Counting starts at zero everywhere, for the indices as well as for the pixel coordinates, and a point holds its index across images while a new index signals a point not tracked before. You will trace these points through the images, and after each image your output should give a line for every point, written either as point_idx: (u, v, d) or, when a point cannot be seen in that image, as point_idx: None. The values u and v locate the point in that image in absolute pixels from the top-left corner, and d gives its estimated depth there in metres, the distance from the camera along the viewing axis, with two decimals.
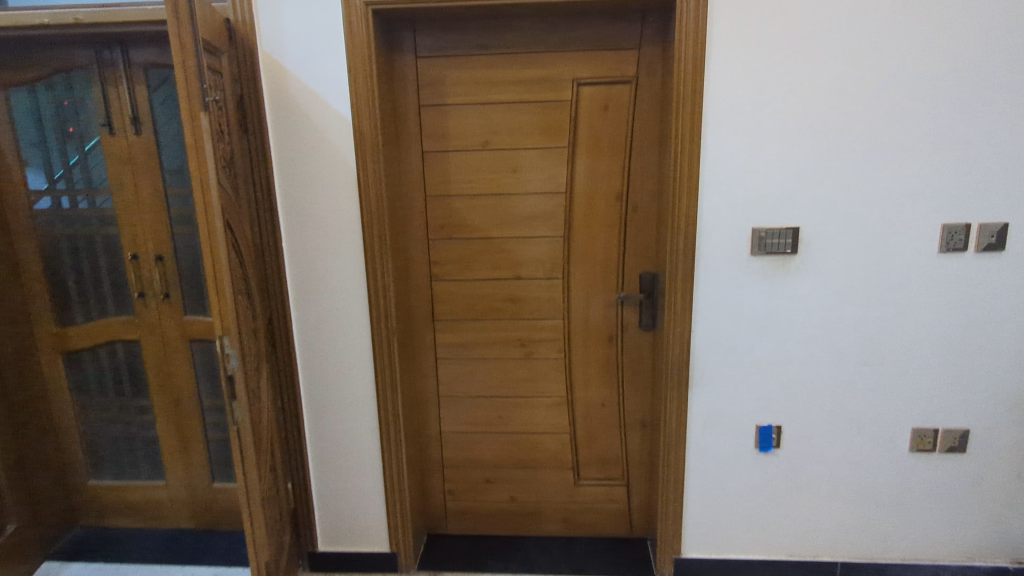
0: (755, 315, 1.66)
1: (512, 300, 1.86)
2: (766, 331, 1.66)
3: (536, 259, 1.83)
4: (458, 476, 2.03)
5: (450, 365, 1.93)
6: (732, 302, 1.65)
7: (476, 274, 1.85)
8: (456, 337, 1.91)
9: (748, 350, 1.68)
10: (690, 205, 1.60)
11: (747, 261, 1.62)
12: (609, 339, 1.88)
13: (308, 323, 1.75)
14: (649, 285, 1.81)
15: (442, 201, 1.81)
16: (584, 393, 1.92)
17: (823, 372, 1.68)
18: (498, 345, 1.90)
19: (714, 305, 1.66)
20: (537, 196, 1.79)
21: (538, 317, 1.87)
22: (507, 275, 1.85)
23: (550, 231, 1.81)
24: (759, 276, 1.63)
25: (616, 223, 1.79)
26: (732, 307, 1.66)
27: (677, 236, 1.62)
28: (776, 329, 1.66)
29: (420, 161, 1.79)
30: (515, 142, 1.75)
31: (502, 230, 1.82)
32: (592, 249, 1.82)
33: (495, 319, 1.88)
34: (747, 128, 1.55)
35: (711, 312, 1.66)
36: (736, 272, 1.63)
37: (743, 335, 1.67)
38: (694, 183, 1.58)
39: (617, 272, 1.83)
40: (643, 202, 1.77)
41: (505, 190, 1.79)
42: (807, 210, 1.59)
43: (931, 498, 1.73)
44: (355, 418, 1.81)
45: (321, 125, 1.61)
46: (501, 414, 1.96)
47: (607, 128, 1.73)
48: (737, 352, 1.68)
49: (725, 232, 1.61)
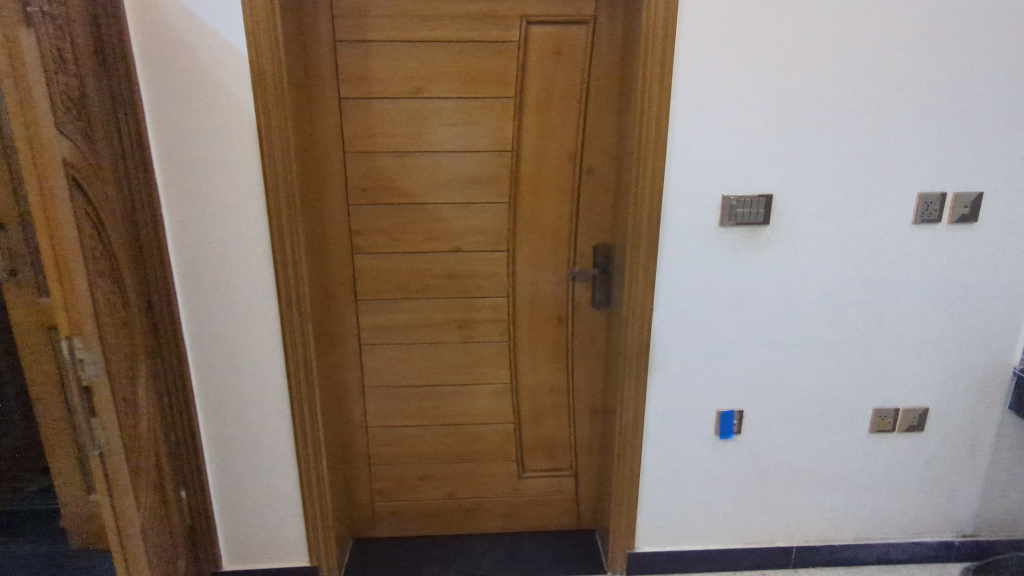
0: (721, 292, 1.50)
1: (450, 276, 1.62)
2: (731, 310, 1.52)
3: (477, 229, 1.59)
4: (388, 475, 1.79)
5: (377, 351, 1.67)
6: (698, 278, 1.49)
7: (407, 246, 1.59)
8: (384, 319, 1.65)
9: (712, 330, 1.53)
10: (656, 169, 1.39)
11: (716, 233, 1.45)
12: (558, 318, 1.68)
13: (200, 309, 1.44)
14: (604, 258, 1.62)
15: (365, 159, 1.52)
16: (530, 378, 1.73)
17: (788, 352, 1.56)
18: (432, 327, 1.66)
19: (678, 281, 1.49)
20: (478, 156, 1.53)
21: (479, 296, 1.64)
22: (444, 248, 1.59)
23: (493, 197, 1.56)
24: (727, 250, 1.47)
25: (569, 188, 1.58)
26: (697, 284, 1.49)
27: (641, 206, 1.42)
28: (743, 307, 1.52)
29: (336, 110, 1.48)
30: (452, 90, 1.48)
31: (438, 195, 1.55)
32: (541, 218, 1.59)
33: (430, 298, 1.63)
34: (723, 81, 1.36)
35: (674, 290, 1.50)
36: (703, 245, 1.46)
37: (708, 315, 1.52)
38: (662, 146, 1.38)
39: (568, 243, 1.62)
40: (599, 164, 1.56)
41: (440, 148, 1.52)
42: (782, 176, 1.43)
43: (887, 477, 1.67)
44: (264, 418, 1.53)
45: (207, 61, 1.28)
46: (436, 405, 1.73)
47: (560, 77, 1.49)
48: (700, 333, 1.53)
49: (694, 201, 1.43)
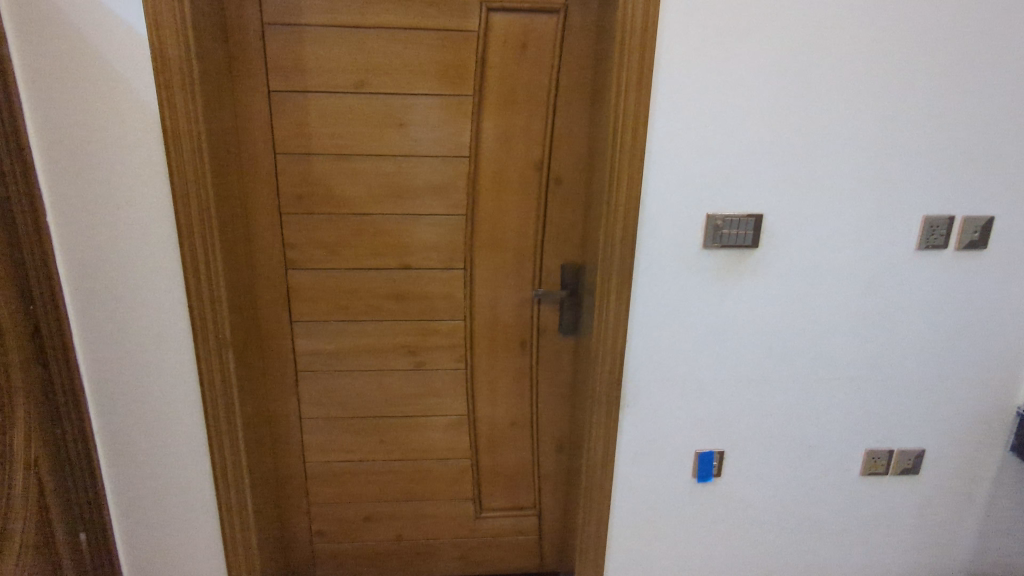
0: (702, 322, 1.34)
1: (399, 296, 1.43)
2: (713, 342, 1.35)
3: (429, 245, 1.40)
4: (328, 514, 1.60)
5: (316, 379, 1.48)
6: (677, 307, 1.32)
7: (350, 262, 1.39)
8: (322, 343, 1.45)
9: (693, 364, 1.37)
10: (632, 182, 1.21)
11: (698, 256, 1.28)
12: (521, 343, 1.50)
13: (99, 335, 1.23)
14: (572, 278, 1.44)
15: (300, 162, 1.32)
16: (489, 409, 1.55)
17: (775, 388, 1.40)
18: (379, 353, 1.47)
19: (654, 310, 1.32)
20: (431, 161, 1.34)
21: (431, 318, 1.45)
22: (392, 265, 1.40)
23: (448, 208, 1.38)
24: (711, 275, 1.30)
25: (534, 200, 1.39)
26: (676, 312, 1.32)
27: (615, 224, 1.24)
28: (726, 338, 1.35)
29: (266, 104, 1.28)
30: (401, 85, 1.29)
31: (384, 205, 1.36)
32: (502, 232, 1.41)
33: (376, 320, 1.44)
34: (710, 84, 1.18)
35: (650, 319, 1.32)
36: (684, 270, 1.29)
37: (687, 347, 1.35)
38: (639, 156, 1.20)
39: (533, 262, 1.44)
40: (568, 174, 1.38)
41: (387, 151, 1.33)
42: (774, 193, 1.26)
43: (878, 523, 1.53)
44: (178, 458, 1.34)
45: (101, 45, 1.07)
46: (383, 438, 1.54)
47: (525, 74, 1.30)
48: (678, 366, 1.37)
49: (675, 220, 1.26)
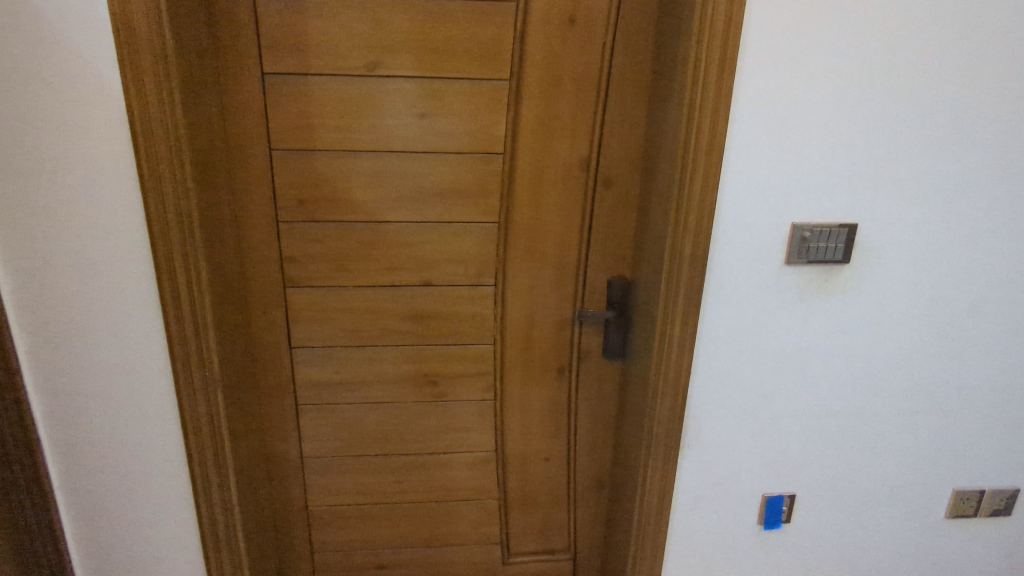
0: (778, 349, 1.14)
1: (418, 317, 1.22)
2: (790, 372, 1.16)
3: (455, 258, 1.18)
4: (335, 564, 1.39)
5: (321, 413, 1.27)
6: (752, 332, 1.12)
7: (361, 278, 1.18)
8: (329, 372, 1.24)
9: (765, 396, 1.17)
10: (708, 188, 1.00)
11: (779, 274, 1.08)
12: (559, 369, 1.30)
13: (57, 375, 1.00)
14: (620, 295, 1.24)
15: (302, 161, 1.10)
16: (521, 444, 1.34)
17: (857, 423, 1.21)
18: (394, 383, 1.26)
19: (724, 336, 1.12)
20: (458, 160, 1.13)
21: (456, 343, 1.24)
22: (410, 281, 1.19)
23: (478, 216, 1.16)
24: (793, 296, 1.10)
25: (578, 205, 1.19)
26: (751, 339, 1.12)
27: (684, 239, 1.03)
28: (806, 368, 1.16)
29: (260, 91, 1.05)
30: (424, 68, 1.07)
31: (402, 211, 1.14)
32: (539, 243, 1.20)
33: (391, 346, 1.23)
34: (805, 69, 0.97)
35: (719, 347, 1.12)
36: (762, 290, 1.09)
37: (760, 378, 1.16)
38: (717, 157, 0.99)
39: (575, 276, 1.24)
40: (620, 175, 1.17)
41: (406, 148, 1.11)
42: (872, 200, 1.06)
43: (961, 569, 1.35)
44: (158, 516, 1.11)
45: (52, 19, 0.84)
46: (399, 478, 1.34)
47: (572, 56, 1.09)
48: (748, 401, 1.17)
49: (755, 232, 1.05)
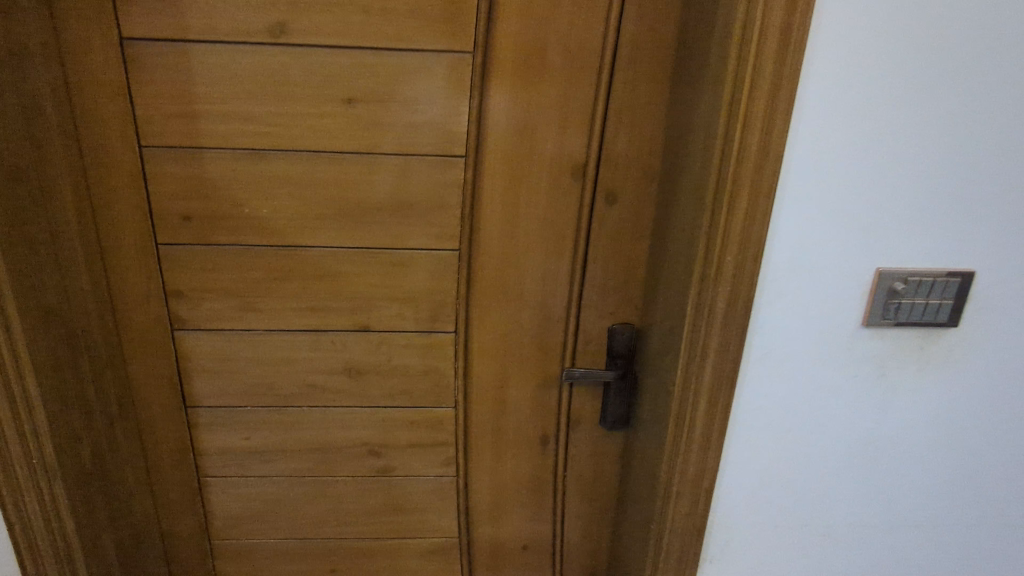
0: (847, 444, 0.80)
1: (353, 371, 0.92)
2: (863, 475, 0.82)
3: (400, 295, 0.88)
4: None
5: (229, 486, 0.98)
6: (811, 418, 0.79)
7: (276, 319, 0.89)
8: (239, 436, 0.95)
9: (828, 507, 0.83)
10: (756, 218, 0.68)
11: (853, 339, 0.75)
12: (542, 439, 0.99)
13: None
14: (625, 346, 0.93)
15: (185, 164, 0.80)
16: (491, 530, 1.04)
17: (959, 548, 0.86)
18: (323, 451, 0.97)
19: (771, 423, 0.79)
20: (402, 164, 0.82)
21: (404, 403, 0.95)
22: (342, 325, 0.90)
23: (430, 240, 0.86)
24: (873, 372, 0.77)
25: (569, 226, 0.87)
26: (808, 428, 0.79)
27: (718, 290, 0.71)
28: (888, 471, 0.82)
29: (119, 66, 0.75)
30: (352, 38, 0.76)
31: (327, 233, 0.85)
32: (515, 277, 0.89)
33: (318, 406, 0.94)
34: (911, 40, 0.64)
35: (760, 437, 0.80)
36: (828, 363, 0.76)
37: (821, 482, 0.82)
38: (773, 171, 0.66)
39: (564, 322, 0.92)
40: (627, 186, 0.85)
41: (330, 147, 0.81)
42: (999, 239, 0.72)
43: None
44: None
45: None
46: (334, 567, 1.05)
47: (564, 20, 0.77)
48: (797, 511, 0.84)
49: (822, 282, 0.72)
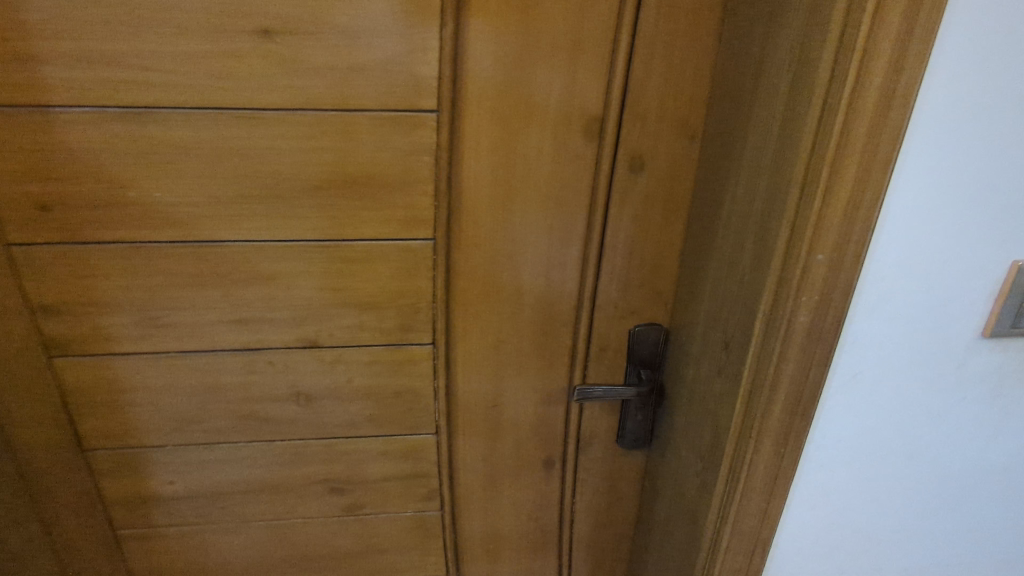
0: (947, 480, 0.62)
1: (302, 398, 0.71)
2: (962, 515, 0.64)
3: (358, 301, 0.67)
4: None
5: (160, 538, 0.79)
6: (904, 452, 0.60)
7: (194, 337, 0.67)
8: (163, 478, 0.75)
9: (911, 551, 0.66)
10: (866, 201, 0.47)
11: (969, 355, 0.56)
12: (546, 463, 0.80)
13: None
14: (648, 351, 0.73)
15: (35, 132, 0.56)
16: (486, 567, 0.87)
17: None
18: (272, 492, 0.77)
19: (853, 459, 0.60)
20: (350, 125, 0.59)
21: (372, 432, 0.75)
22: (283, 342, 0.68)
23: (394, 229, 0.64)
24: (990, 392, 0.58)
25: (581, 204, 0.65)
26: (900, 464, 0.61)
27: (802, 301, 0.50)
28: (993, 509, 0.64)
29: None
30: None
31: (251, 222, 0.62)
32: (508, 271, 0.68)
33: (260, 440, 0.74)
34: None
35: (835, 479, 0.61)
36: (932, 384, 0.57)
37: (907, 524, 0.64)
38: (897, 133, 0.45)
39: (572, 324, 0.72)
40: (659, 149, 0.63)
41: (243, 102, 0.56)
42: None
43: None
44: None
45: None
46: None
47: None
48: (873, 559, 0.67)
49: (939, 282, 0.52)
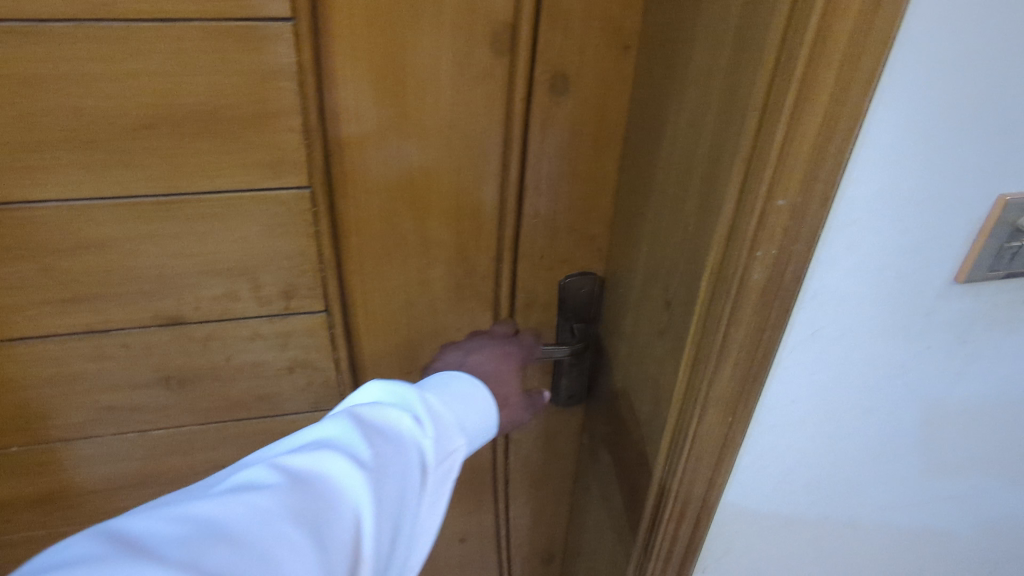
0: (906, 434, 0.56)
1: (174, 382, 0.60)
2: (920, 467, 0.59)
3: (224, 267, 0.54)
4: None
5: (33, 542, 0.69)
6: (864, 409, 0.54)
7: (20, 321, 0.54)
8: (19, 480, 0.64)
9: (865, 505, 0.62)
10: (844, 133, 0.37)
11: (941, 303, 0.49)
12: None
13: None
14: (580, 304, 0.64)
15: None
16: None
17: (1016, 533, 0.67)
18: (158, 485, 0.67)
19: (810, 419, 0.54)
20: (174, 42, 0.44)
21: (266, 413, 0.64)
22: (139, 320, 0.56)
23: (256, 177, 0.50)
24: (962, 342, 0.51)
25: (493, 136, 0.53)
26: (858, 421, 0.55)
27: (758, 256, 0.41)
28: (951, 459, 0.59)
29: None
30: None
31: (63, 175, 0.47)
32: (412, 221, 0.57)
33: (131, 431, 0.62)
34: None
35: (787, 442, 0.55)
36: (899, 336, 0.50)
37: (863, 479, 0.59)
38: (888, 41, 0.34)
39: (493, 277, 0.62)
40: (587, 64, 0.51)
41: (20, 9, 0.41)
42: None
43: None
44: None
45: None
46: None
47: None
48: (824, 516, 0.62)
49: (918, 223, 0.44)
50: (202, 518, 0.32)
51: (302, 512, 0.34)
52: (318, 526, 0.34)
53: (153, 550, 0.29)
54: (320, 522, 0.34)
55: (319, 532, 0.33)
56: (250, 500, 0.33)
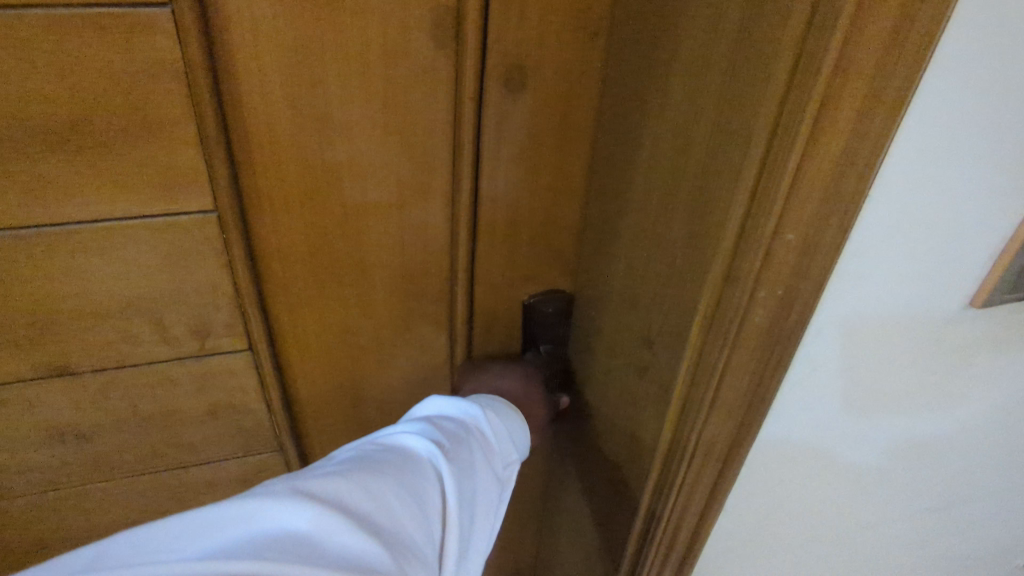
0: (913, 477, 0.51)
1: (70, 438, 0.50)
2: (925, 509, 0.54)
3: (116, 306, 0.45)
4: None
5: None
6: (871, 455, 0.48)
7: None
8: None
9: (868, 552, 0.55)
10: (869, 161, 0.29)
11: (963, 342, 0.42)
12: None
13: None
14: (548, 324, 0.57)
15: None
16: None
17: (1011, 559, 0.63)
18: (64, 547, 0.58)
19: (811, 470, 0.47)
20: (13, 38, 0.34)
21: (187, 463, 0.55)
22: (15, 372, 0.46)
23: (142, 202, 0.41)
24: (977, 379, 0.45)
25: (438, 142, 0.45)
26: (863, 467, 0.48)
27: (761, 302, 0.34)
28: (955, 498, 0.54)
29: None
30: None
31: None
32: (346, 244, 0.48)
33: (23, 494, 0.53)
34: None
35: (786, 490, 0.48)
36: (912, 379, 0.43)
37: (866, 525, 0.53)
38: (934, 47, 0.26)
39: (446, 299, 0.54)
40: (547, 56, 0.43)
41: None
42: None
43: None
44: None
45: None
46: None
47: None
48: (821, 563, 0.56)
49: (945, 257, 0.37)
50: (337, 469, 0.32)
51: (413, 487, 0.32)
52: (425, 502, 0.32)
53: (304, 487, 0.29)
54: (427, 493, 0.33)
55: (428, 494, 0.33)
56: (376, 464, 0.33)
